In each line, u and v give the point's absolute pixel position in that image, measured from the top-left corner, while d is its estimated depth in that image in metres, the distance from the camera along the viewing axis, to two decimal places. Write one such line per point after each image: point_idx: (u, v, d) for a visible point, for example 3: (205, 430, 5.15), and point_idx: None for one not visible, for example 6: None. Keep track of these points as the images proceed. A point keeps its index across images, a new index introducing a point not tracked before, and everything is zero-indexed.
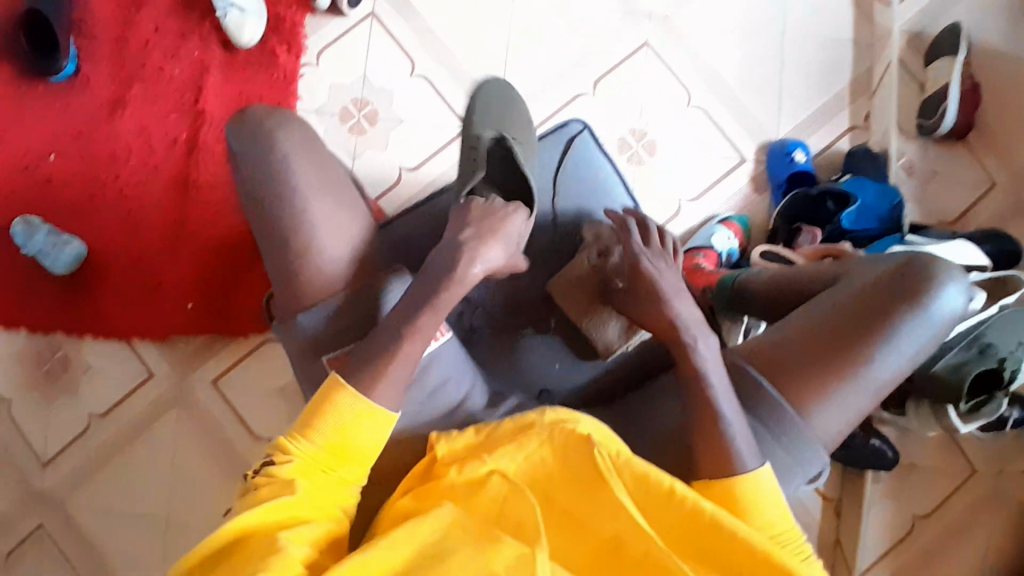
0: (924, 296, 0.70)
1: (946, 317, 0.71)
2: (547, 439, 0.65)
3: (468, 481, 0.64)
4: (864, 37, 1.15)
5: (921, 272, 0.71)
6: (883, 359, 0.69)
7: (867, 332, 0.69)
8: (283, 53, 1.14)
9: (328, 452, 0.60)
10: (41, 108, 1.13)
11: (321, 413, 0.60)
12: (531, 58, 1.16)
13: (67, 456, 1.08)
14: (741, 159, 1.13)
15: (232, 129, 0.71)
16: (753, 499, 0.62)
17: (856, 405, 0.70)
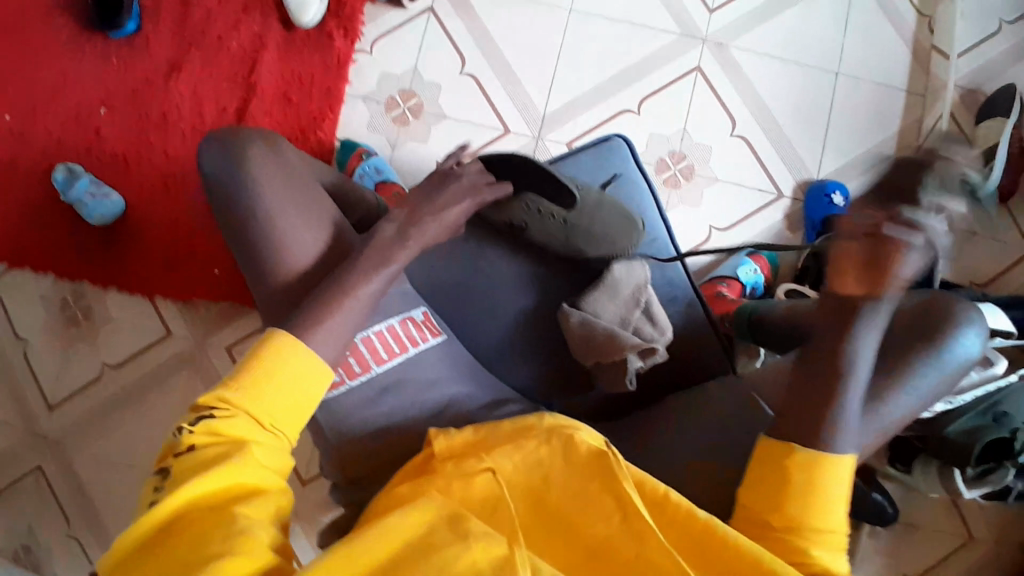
0: (940, 338, 0.70)
1: (960, 363, 0.70)
2: (548, 441, 0.67)
3: (463, 473, 0.65)
4: (917, 89, 1.14)
5: (938, 314, 0.71)
6: (896, 397, 0.68)
7: (885, 369, 0.69)
8: (339, 37, 1.16)
9: (272, 409, 0.58)
10: (98, 61, 1.16)
11: (261, 366, 0.59)
12: (581, 71, 1.16)
13: (77, 402, 1.10)
14: (778, 194, 1.13)
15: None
16: (817, 472, 0.61)
17: (866, 445, 0.68)
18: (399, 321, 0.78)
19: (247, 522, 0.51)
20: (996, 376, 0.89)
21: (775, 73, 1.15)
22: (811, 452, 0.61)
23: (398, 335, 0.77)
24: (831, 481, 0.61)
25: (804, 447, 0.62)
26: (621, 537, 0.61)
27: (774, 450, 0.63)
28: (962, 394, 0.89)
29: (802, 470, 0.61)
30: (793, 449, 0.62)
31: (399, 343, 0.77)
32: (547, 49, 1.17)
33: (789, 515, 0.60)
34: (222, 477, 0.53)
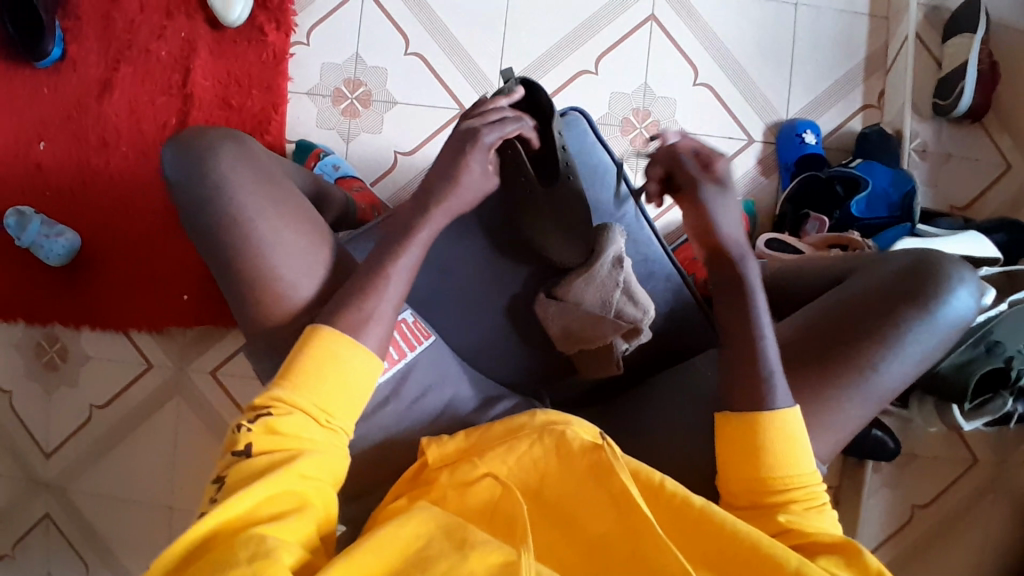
0: (934, 300, 0.67)
1: (954, 322, 0.68)
2: (541, 440, 0.64)
3: (459, 482, 0.64)
4: (880, 9, 1.09)
5: (930, 273, 0.69)
6: (892, 364, 0.66)
7: (880, 334, 0.67)
8: (273, 31, 1.09)
9: (325, 399, 0.56)
10: (26, 91, 1.10)
11: (307, 366, 0.57)
12: (532, 34, 1.10)
13: (70, 445, 1.09)
14: (748, 140, 1.09)
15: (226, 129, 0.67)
16: (781, 433, 0.62)
17: (859, 414, 0.67)
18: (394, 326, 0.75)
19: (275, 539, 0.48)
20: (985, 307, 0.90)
21: (734, 11, 1.10)
22: (776, 414, 0.62)
23: (397, 339, 0.74)
24: (799, 438, 0.62)
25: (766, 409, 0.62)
26: (620, 532, 0.59)
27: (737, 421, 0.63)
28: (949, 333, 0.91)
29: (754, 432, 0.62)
30: (754, 415, 0.62)
31: (397, 348, 0.74)
32: (492, 16, 1.11)
33: (766, 477, 0.61)
34: (273, 481, 0.51)
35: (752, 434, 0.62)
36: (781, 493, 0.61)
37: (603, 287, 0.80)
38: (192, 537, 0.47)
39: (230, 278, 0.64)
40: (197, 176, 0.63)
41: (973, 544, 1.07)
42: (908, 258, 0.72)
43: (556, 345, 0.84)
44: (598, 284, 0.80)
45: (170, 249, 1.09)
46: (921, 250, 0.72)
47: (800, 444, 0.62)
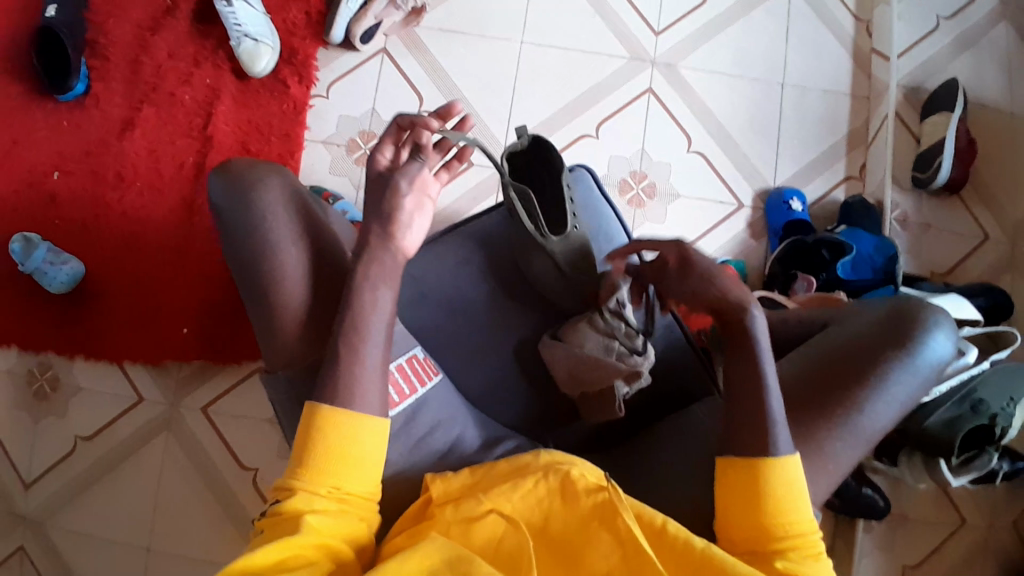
0: (912, 342, 0.70)
1: (933, 362, 0.70)
2: (545, 478, 0.64)
3: (463, 518, 0.62)
4: (860, 91, 1.19)
5: (905, 318, 0.72)
6: (877, 404, 0.68)
7: (862, 375, 0.68)
8: (295, 84, 1.16)
9: (336, 476, 0.58)
10: (50, 127, 1.14)
11: (322, 441, 0.59)
12: (539, 99, 1.18)
13: (50, 478, 1.06)
14: (739, 205, 1.16)
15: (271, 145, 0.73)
16: (786, 483, 0.61)
17: (851, 458, 0.68)
18: (406, 360, 0.76)
19: None
20: (968, 364, 0.95)
21: (726, 88, 1.19)
22: (780, 460, 0.61)
23: (409, 374, 0.75)
24: (800, 485, 0.62)
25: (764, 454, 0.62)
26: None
27: (739, 467, 0.62)
28: (936, 389, 0.96)
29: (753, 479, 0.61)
30: (755, 462, 0.62)
31: (408, 383, 0.75)
32: (503, 82, 1.19)
33: (769, 523, 0.60)
34: (281, 546, 0.53)
35: (753, 482, 0.61)
36: (783, 540, 0.60)
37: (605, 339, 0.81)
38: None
39: (257, 283, 0.66)
40: (237, 186, 0.68)
41: None
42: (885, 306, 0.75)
43: (562, 388, 0.84)
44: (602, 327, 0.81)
45: (176, 283, 1.10)
46: (893, 299, 0.75)
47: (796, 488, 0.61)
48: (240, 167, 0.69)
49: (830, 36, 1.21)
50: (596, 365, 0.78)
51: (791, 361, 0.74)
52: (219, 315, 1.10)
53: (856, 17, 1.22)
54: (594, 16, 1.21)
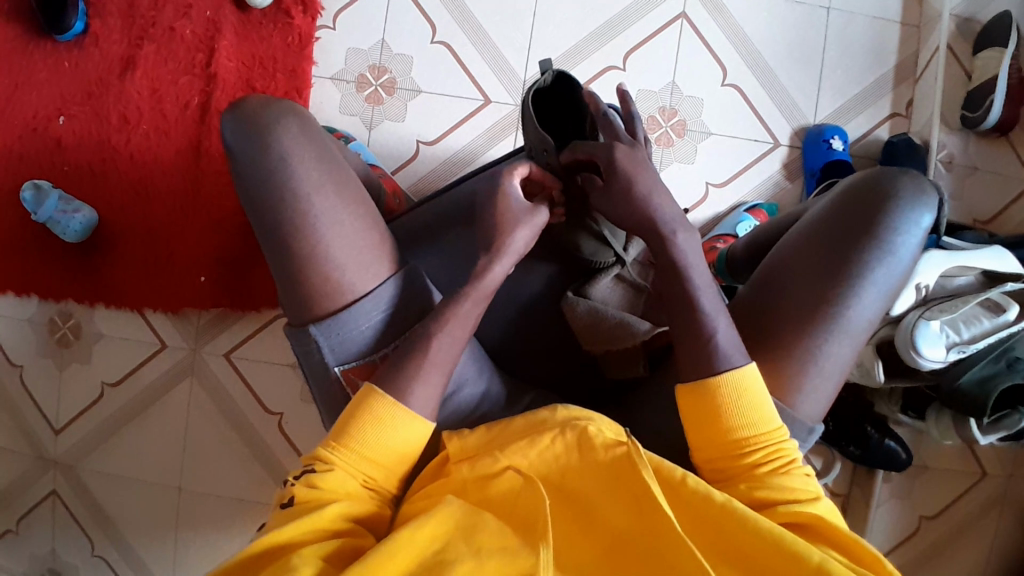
0: (885, 218, 0.65)
1: (913, 235, 0.66)
2: (562, 435, 0.59)
3: (478, 476, 0.60)
4: (910, 19, 1.08)
5: (875, 192, 0.66)
6: (861, 297, 0.65)
7: (838, 268, 0.65)
8: (299, 15, 1.08)
9: (363, 457, 0.62)
10: (48, 65, 1.09)
11: (353, 425, 0.63)
12: (559, 29, 1.09)
13: (80, 423, 1.09)
14: (774, 143, 1.08)
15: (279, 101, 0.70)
16: (740, 395, 0.60)
17: (842, 355, 0.65)
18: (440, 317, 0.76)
19: (298, 562, 0.52)
20: (1008, 322, 0.93)
21: (765, 13, 1.09)
22: (729, 375, 0.60)
23: None
24: (758, 395, 0.60)
25: (718, 373, 0.60)
26: (638, 527, 0.56)
27: (690, 391, 0.61)
28: (975, 344, 0.92)
29: (704, 400, 0.61)
30: (704, 383, 0.61)
31: None
32: (519, 11, 1.09)
33: (735, 441, 0.60)
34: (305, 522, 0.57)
35: (706, 403, 0.61)
36: (749, 454, 0.59)
37: (630, 304, 0.84)
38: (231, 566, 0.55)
39: None
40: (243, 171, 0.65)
41: (979, 555, 1.07)
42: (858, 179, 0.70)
43: (582, 344, 0.83)
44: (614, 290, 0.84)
45: (188, 230, 1.08)
46: (864, 171, 0.70)
47: (758, 402, 0.60)
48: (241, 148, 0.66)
49: None
50: (613, 319, 0.79)
51: (769, 263, 0.71)
52: (234, 261, 1.09)
53: None
54: None
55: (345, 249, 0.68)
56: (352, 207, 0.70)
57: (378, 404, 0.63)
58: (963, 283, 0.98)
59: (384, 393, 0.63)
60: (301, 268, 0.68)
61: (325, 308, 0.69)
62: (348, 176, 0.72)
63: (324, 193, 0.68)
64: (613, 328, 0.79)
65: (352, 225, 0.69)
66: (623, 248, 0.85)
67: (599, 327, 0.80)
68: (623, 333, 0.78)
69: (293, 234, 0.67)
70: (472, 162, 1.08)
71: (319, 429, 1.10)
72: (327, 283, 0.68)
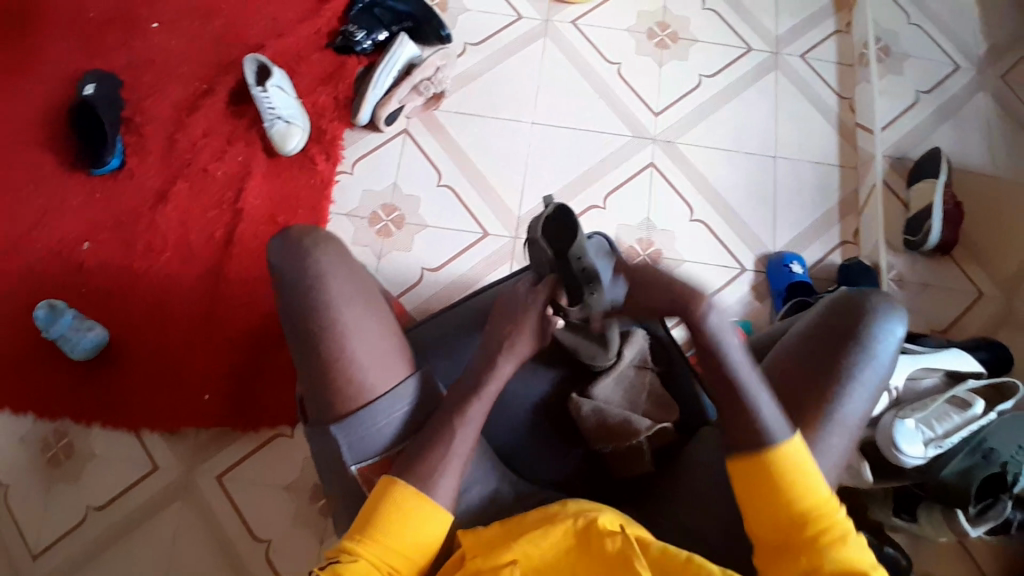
0: (863, 331, 0.72)
1: (888, 347, 0.72)
2: (574, 523, 0.68)
3: (491, 566, 0.66)
4: (849, 162, 1.28)
5: (851, 309, 0.74)
6: (848, 398, 0.70)
7: (825, 372, 0.71)
8: (322, 161, 1.23)
9: (387, 549, 0.63)
10: (83, 199, 1.19)
11: (377, 518, 0.65)
12: (549, 173, 1.26)
13: (59, 548, 1.04)
14: (742, 269, 1.22)
15: (317, 231, 0.78)
16: (795, 467, 0.63)
17: (834, 451, 0.69)
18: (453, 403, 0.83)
19: None
20: (976, 416, 1.01)
21: (724, 161, 1.27)
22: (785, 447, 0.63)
23: None
24: (805, 467, 0.63)
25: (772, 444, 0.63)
26: None
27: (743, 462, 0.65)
28: (948, 440, 0.97)
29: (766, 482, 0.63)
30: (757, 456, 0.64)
31: None
32: (515, 159, 1.26)
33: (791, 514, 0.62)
34: None
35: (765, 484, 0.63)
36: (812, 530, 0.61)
37: (630, 387, 0.91)
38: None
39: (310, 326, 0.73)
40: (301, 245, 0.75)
41: None
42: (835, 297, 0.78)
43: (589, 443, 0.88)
44: (614, 389, 0.90)
45: (198, 348, 1.13)
46: (839, 292, 0.78)
47: (804, 474, 0.63)
48: (300, 232, 0.78)
49: (818, 114, 1.30)
50: (619, 418, 0.85)
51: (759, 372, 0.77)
52: (241, 379, 1.12)
53: (840, 94, 1.32)
54: (598, 98, 1.30)
55: (374, 313, 0.76)
56: (371, 286, 0.79)
57: (400, 495, 0.65)
58: (929, 384, 1.05)
59: (405, 480, 0.66)
60: (334, 328, 0.73)
61: (352, 369, 0.73)
62: (368, 286, 0.79)
63: (353, 305, 0.75)
64: (617, 427, 0.85)
65: (377, 298, 0.79)
66: (619, 351, 0.91)
67: (605, 426, 0.86)
68: (628, 434, 0.84)
69: (332, 296, 0.74)
70: (473, 284, 1.19)
71: (312, 553, 1.06)
72: (358, 344, 0.73)
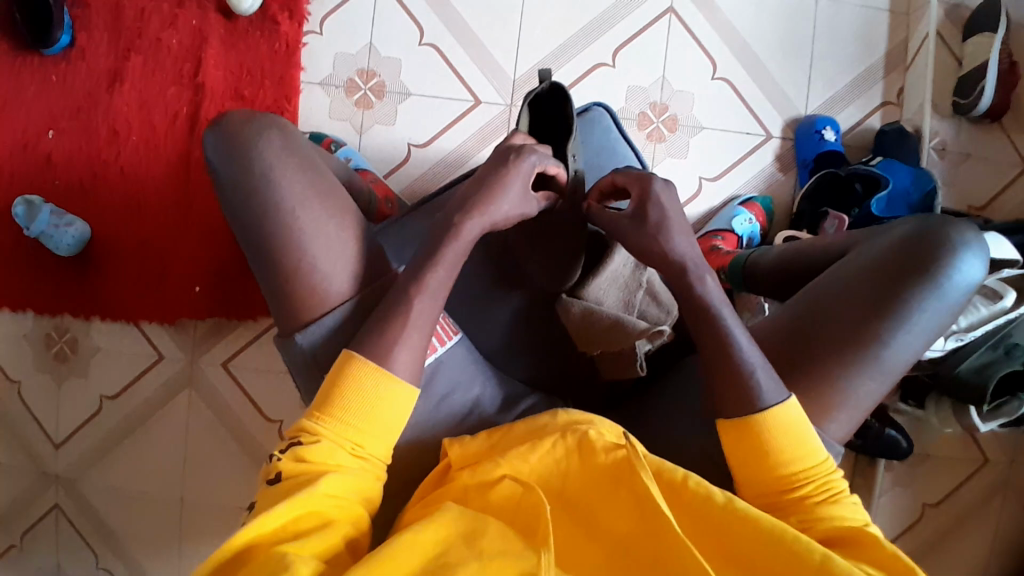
0: (939, 269, 0.65)
1: (961, 290, 0.66)
2: (563, 439, 0.61)
3: (478, 483, 0.60)
4: (900, 6, 1.08)
5: (930, 242, 0.66)
6: (901, 340, 0.65)
7: (886, 308, 0.65)
8: (285, 21, 1.07)
9: (357, 433, 0.61)
10: (32, 79, 1.08)
11: (340, 397, 0.61)
12: (549, 27, 1.08)
13: (81, 438, 1.09)
14: (767, 136, 1.08)
15: (260, 143, 0.66)
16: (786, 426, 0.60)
17: (873, 390, 0.66)
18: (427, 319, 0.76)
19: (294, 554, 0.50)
20: (1006, 309, 0.92)
21: (754, 4, 1.08)
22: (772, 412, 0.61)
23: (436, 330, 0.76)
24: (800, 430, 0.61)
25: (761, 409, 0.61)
26: (643, 531, 0.57)
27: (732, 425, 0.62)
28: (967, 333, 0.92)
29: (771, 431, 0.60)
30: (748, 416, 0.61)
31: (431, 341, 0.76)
32: (508, 9, 1.08)
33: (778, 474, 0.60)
34: (296, 505, 0.55)
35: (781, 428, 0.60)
36: (799, 488, 0.60)
37: (625, 288, 0.83)
38: (216, 565, 0.51)
39: (268, 277, 0.68)
40: (246, 183, 0.66)
41: (980, 545, 1.08)
42: (910, 223, 0.70)
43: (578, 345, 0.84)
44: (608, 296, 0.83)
45: (180, 240, 1.08)
46: (917, 217, 0.69)
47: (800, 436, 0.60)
48: (234, 162, 0.66)
49: None
50: (616, 327, 0.78)
51: (807, 292, 0.70)
52: (229, 271, 1.08)
53: None
54: None
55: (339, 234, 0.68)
56: (345, 201, 0.70)
57: (359, 377, 0.62)
58: None
59: (367, 360, 0.62)
60: (287, 281, 0.67)
61: (311, 323, 0.67)
62: (335, 187, 0.70)
63: (310, 231, 0.66)
64: (612, 335, 0.79)
65: (351, 218, 0.70)
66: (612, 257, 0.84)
67: (602, 334, 0.80)
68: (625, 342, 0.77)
69: (282, 245, 0.66)
70: (465, 162, 1.08)
71: None
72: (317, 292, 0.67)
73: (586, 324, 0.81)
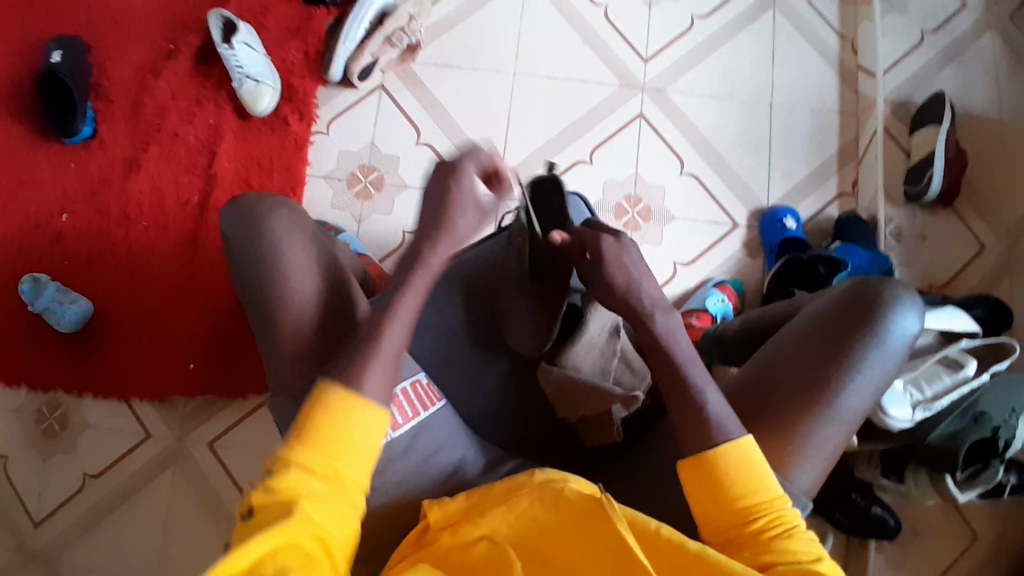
0: (880, 321, 0.69)
1: (903, 341, 0.70)
2: (540, 497, 0.58)
3: (459, 543, 0.58)
4: (847, 107, 1.22)
5: (868, 296, 0.71)
6: (853, 390, 0.68)
7: (835, 359, 0.68)
8: (295, 121, 1.19)
9: (332, 458, 0.53)
10: (56, 169, 1.17)
11: (314, 424, 0.53)
12: (533, 126, 1.20)
13: (59, 516, 1.07)
14: (733, 225, 1.17)
15: (269, 195, 0.69)
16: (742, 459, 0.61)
17: (833, 438, 0.68)
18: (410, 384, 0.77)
19: None
20: (968, 376, 0.96)
21: (715, 109, 1.21)
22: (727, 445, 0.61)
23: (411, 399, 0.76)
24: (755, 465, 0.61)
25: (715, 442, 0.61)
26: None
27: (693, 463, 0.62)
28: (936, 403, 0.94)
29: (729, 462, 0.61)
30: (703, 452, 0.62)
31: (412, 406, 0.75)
32: (496, 111, 1.21)
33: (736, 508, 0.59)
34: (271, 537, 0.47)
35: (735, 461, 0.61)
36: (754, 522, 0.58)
37: (602, 354, 0.83)
38: None
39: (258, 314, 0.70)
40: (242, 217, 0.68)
41: None
42: (850, 282, 0.75)
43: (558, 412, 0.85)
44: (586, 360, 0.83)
45: (178, 317, 1.12)
46: (853, 278, 0.74)
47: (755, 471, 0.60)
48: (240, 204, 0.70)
49: (817, 55, 1.23)
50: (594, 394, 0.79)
51: (763, 352, 0.74)
52: (222, 348, 1.12)
53: (840, 33, 1.25)
54: (582, 44, 1.24)
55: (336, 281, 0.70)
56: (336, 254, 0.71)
57: (339, 398, 0.54)
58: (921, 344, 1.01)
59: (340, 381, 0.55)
60: None
61: None
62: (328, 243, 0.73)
63: None
64: (590, 401, 0.80)
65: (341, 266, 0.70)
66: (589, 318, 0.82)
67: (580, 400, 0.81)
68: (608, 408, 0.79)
69: None
70: None
71: None
72: None
73: (564, 390, 0.82)
